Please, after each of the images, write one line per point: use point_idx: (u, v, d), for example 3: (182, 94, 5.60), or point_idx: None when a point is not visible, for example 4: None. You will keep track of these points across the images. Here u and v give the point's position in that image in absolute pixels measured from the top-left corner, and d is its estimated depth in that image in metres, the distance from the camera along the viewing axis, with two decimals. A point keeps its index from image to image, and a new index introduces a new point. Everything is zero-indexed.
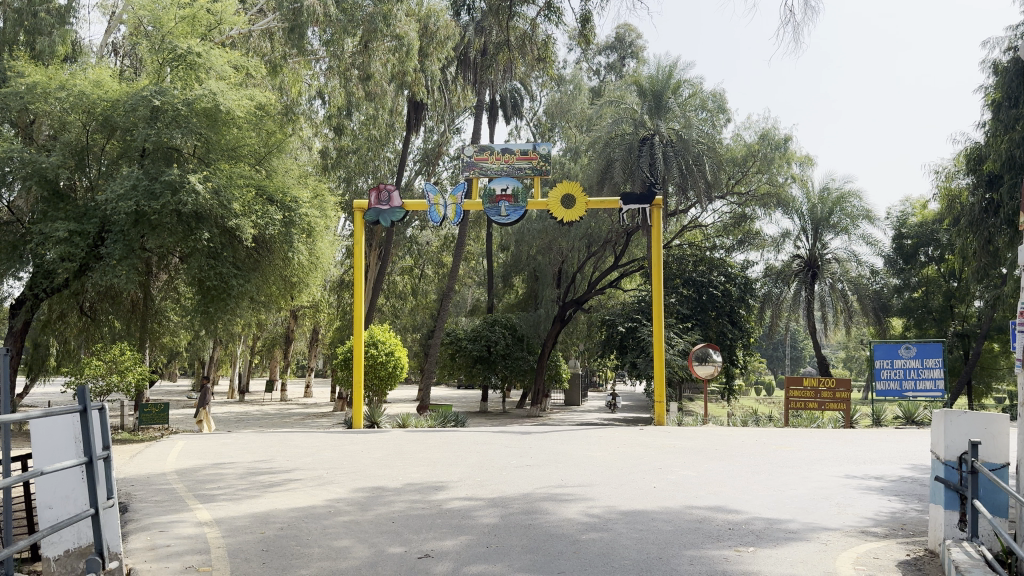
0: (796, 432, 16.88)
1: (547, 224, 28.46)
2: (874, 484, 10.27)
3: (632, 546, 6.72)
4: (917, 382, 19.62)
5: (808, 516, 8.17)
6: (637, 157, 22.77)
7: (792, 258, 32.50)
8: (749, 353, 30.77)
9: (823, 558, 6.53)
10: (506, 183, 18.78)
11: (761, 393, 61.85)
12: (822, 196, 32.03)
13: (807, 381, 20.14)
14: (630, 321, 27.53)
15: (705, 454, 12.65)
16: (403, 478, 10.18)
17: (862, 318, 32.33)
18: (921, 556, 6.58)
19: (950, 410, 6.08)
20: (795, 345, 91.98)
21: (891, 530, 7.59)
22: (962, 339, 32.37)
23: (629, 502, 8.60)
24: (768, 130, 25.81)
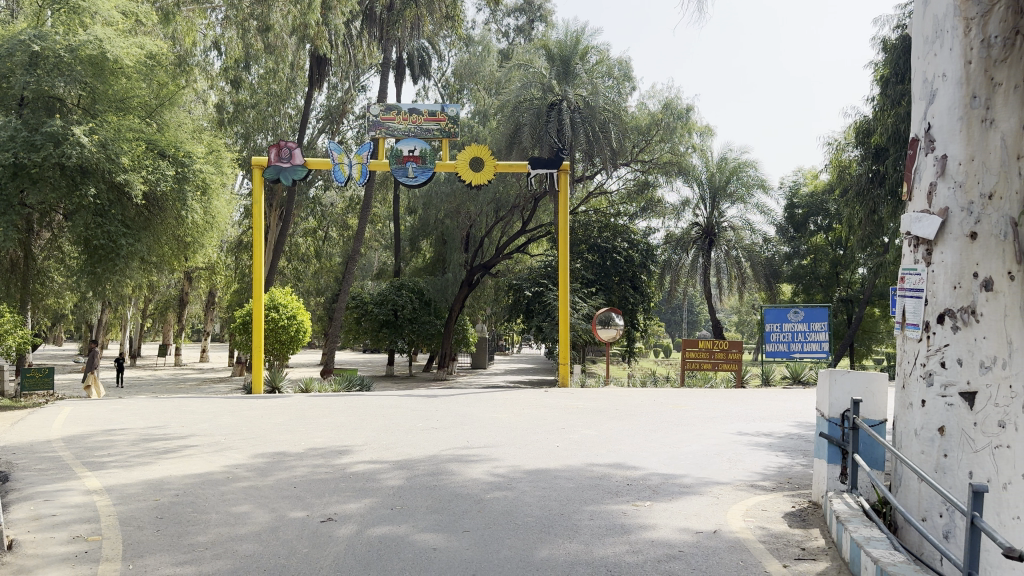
0: (692, 393, 17.51)
1: (455, 187, 28.08)
2: (763, 440, 10.79)
3: (534, 503, 6.84)
4: (804, 344, 20.62)
5: (701, 471, 8.52)
6: (545, 122, 22.87)
7: (691, 225, 33.43)
8: (650, 317, 31.48)
9: (716, 511, 6.83)
10: (413, 144, 18.38)
11: (659, 355, 64.05)
12: (720, 165, 32.92)
13: (702, 342, 20.91)
14: (536, 285, 27.75)
15: (606, 415, 12.97)
16: (305, 443, 10.01)
17: (754, 284, 33.67)
18: (806, 507, 6.97)
19: (835, 369, 6.39)
20: (692, 309, 95.37)
21: (777, 483, 7.99)
22: (846, 304, 34.06)
23: (532, 461, 8.75)
24: (671, 100, 26.35)
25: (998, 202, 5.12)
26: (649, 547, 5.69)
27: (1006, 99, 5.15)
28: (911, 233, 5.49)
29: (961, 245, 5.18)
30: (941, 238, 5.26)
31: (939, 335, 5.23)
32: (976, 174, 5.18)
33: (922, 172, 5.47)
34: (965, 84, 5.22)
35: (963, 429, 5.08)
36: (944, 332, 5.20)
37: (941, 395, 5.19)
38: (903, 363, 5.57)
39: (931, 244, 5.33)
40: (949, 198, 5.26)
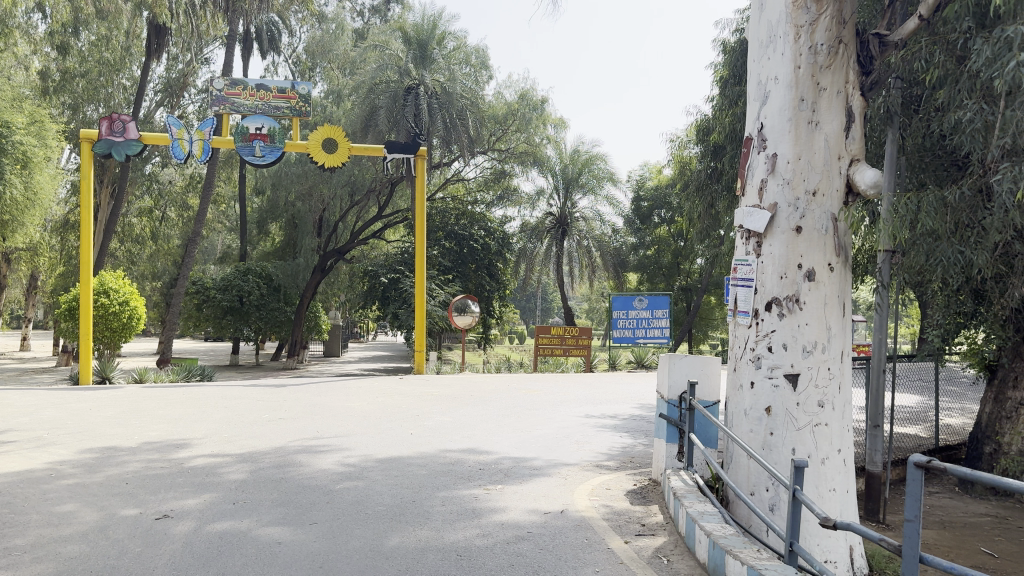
0: (543, 378, 17.92)
1: (307, 168, 27.05)
2: (608, 422, 11.22)
3: (385, 492, 6.76)
4: (647, 330, 21.59)
5: (551, 453, 8.74)
6: (402, 106, 22.65)
7: (545, 215, 34.04)
8: (505, 304, 31.79)
9: (564, 491, 7.02)
10: (260, 121, 17.45)
11: (514, 341, 65.06)
12: (573, 157, 33.72)
13: (554, 329, 21.40)
14: (392, 272, 27.37)
15: (459, 401, 13.02)
16: (140, 437, 9.39)
17: (603, 273, 34.85)
18: (646, 485, 7.30)
19: (674, 353, 6.72)
20: (545, 297, 97.52)
21: (621, 463, 8.33)
22: (686, 292, 35.93)
23: (384, 450, 8.64)
24: (527, 91, 26.75)
25: (820, 199, 5.59)
26: (498, 530, 5.77)
27: (828, 104, 5.61)
28: (743, 227, 5.83)
29: (788, 238, 5.58)
30: (770, 231, 5.63)
31: (766, 322, 5.61)
32: (802, 172, 5.59)
33: (754, 169, 5.81)
34: (794, 87, 5.61)
35: (788, 409, 5.50)
36: (771, 319, 5.58)
37: (768, 378, 5.57)
38: (735, 348, 5.92)
39: (761, 237, 5.69)
40: (778, 195, 5.63)
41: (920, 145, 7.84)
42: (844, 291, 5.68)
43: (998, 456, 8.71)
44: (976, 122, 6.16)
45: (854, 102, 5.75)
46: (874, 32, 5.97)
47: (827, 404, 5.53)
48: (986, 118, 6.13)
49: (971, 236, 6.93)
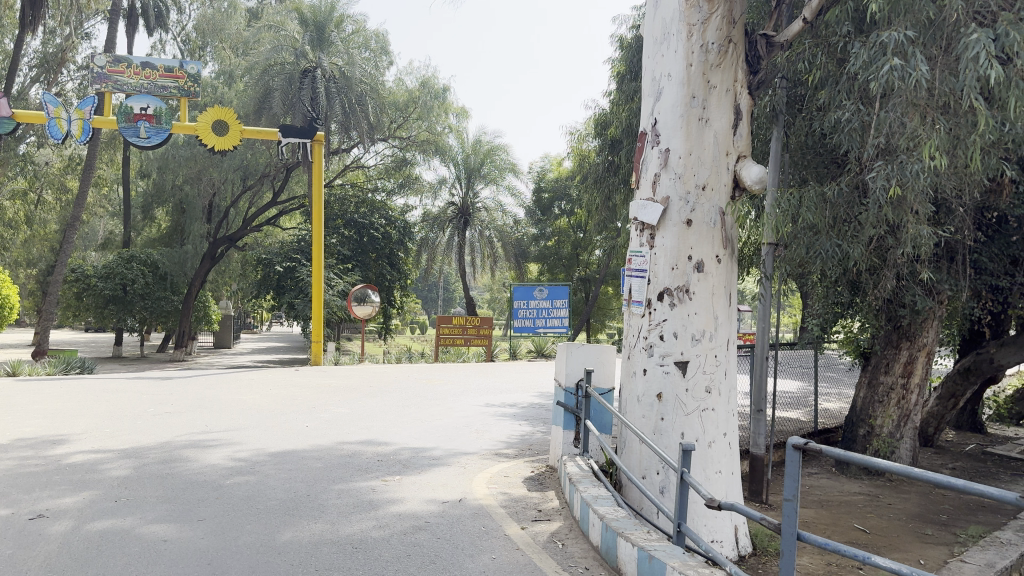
0: (444, 368, 17.87)
1: (196, 150, 25.77)
2: (508, 411, 11.33)
3: (279, 486, 6.61)
4: (547, 320, 21.86)
5: (450, 443, 8.75)
6: (298, 88, 22.08)
7: (447, 204, 33.86)
8: (406, 294, 31.44)
9: (462, 480, 7.04)
10: (145, 102, 16.57)
11: (415, 332, 64.61)
12: (474, 147, 33.67)
13: (455, 319, 21.37)
14: (288, 260, 26.64)
15: (357, 392, 12.84)
16: (11, 434, 8.81)
17: (505, 263, 35.01)
18: (543, 472, 7.41)
19: (572, 342, 6.83)
20: (447, 286, 97.18)
21: (520, 451, 8.43)
22: (584, 283, 36.55)
23: (278, 443, 8.43)
24: (428, 79, 26.60)
25: (709, 193, 5.80)
26: (395, 521, 5.74)
27: (718, 102, 5.81)
28: (637, 219, 5.97)
29: (679, 231, 5.76)
30: (663, 224, 5.80)
31: (658, 312, 5.78)
32: (693, 167, 5.78)
33: (648, 163, 5.97)
34: (686, 84, 5.78)
35: (678, 395, 5.70)
36: (663, 309, 5.76)
37: (660, 365, 5.76)
38: (629, 337, 6.08)
39: (654, 230, 5.85)
40: (670, 188, 5.80)
41: (803, 143, 8.27)
42: (730, 281, 5.93)
43: (872, 438, 9.18)
44: (853, 121, 6.50)
45: (742, 101, 5.98)
46: (761, 33, 6.21)
47: (714, 389, 5.77)
48: (863, 118, 6.48)
49: (848, 230, 7.35)
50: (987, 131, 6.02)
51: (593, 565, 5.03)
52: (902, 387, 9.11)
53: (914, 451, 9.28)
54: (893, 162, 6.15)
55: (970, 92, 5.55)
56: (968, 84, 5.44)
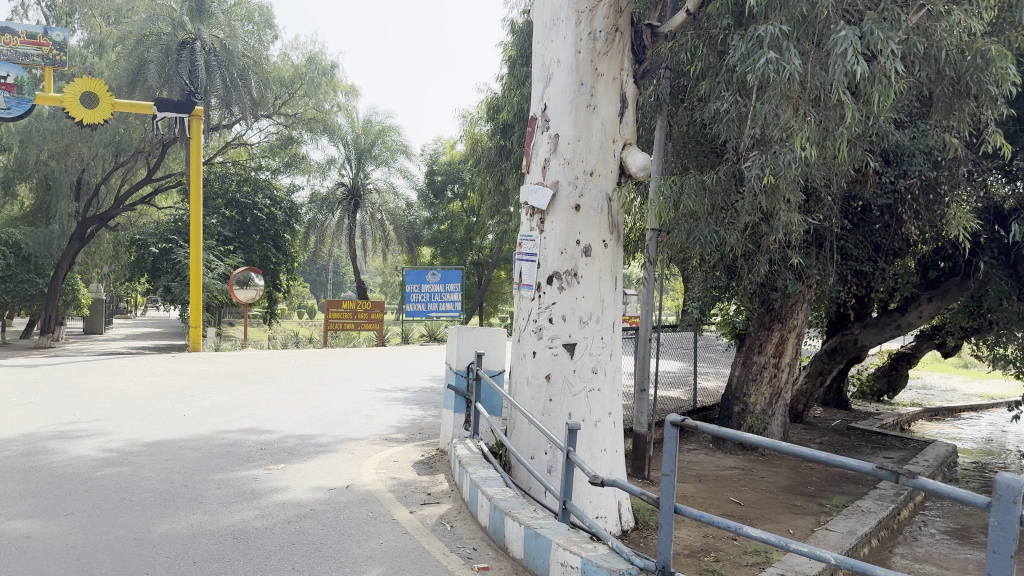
0: (333, 353, 17.55)
1: (62, 123, 24.12)
2: (398, 395, 11.27)
3: (154, 477, 6.32)
4: (440, 304, 21.79)
5: (338, 429, 8.62)
6: (175, 61, 21.02)
7: (336, 185, 33.05)
8: (293, 278, 30.50)
9: (349, 467, 6.95)
10: (6, 71, 15.57)
11: (303, 316, 63.08)
12: (365, 127, 33.03)
13: (345, 303, 20.97)
14: (164, 241, 25.38)
15: (240, 379, 12.43)
16: None
17: (396, 246, 34.57)
18: (433, 455, 7.41)
19: (463, 326, 6.82)
20: (337, 270, 95.11)
21: (409, 436, 8.40)
22: (477, 267, 36.56)
23: (154, 433, 8.07)
24: (315, 55, 26.40)
25: (596, 179, 5.91)
26: (279, 510, 5.61)
27: (605, 90, 5.93)
28: (528, 204, 6.03)
29: (567, 216, 5.86)
30: (552, 209, 5.88)
31: (547, 295, 5.87)
32: (581, 154, 5.88)
33: (538, 148, 6.02)
34: (574, 71, 5.87)
35: (565, 375, 5.81)
36: (552, 292, 5.85)
37: (548, 347, 5.85)
38: (519, 320, 6.15)
39: (544, 214, 5.93)
40: (559, 173, 5.88)
41: (685, 132, 8.55)
42: (616, 265, 6.09)
43: (746, 415, 9.64)
44: (731, 112, 6.78)
45: (627, 89, 6.12)
46: (647, 23, 6.36)
47: (600, 370, 5.92)
48: (740, 109, 6.75)
49: (725, 218, 7.68)
50: (853, 124, 6.38)
51: (481, 545, 5.09)
52: (773, 366, 9.60)
53: (784, 426, 9.83)
54: (768, 152, 6.43)
55: (838, 87, 5.85)
56: (837, 78, 5.73)
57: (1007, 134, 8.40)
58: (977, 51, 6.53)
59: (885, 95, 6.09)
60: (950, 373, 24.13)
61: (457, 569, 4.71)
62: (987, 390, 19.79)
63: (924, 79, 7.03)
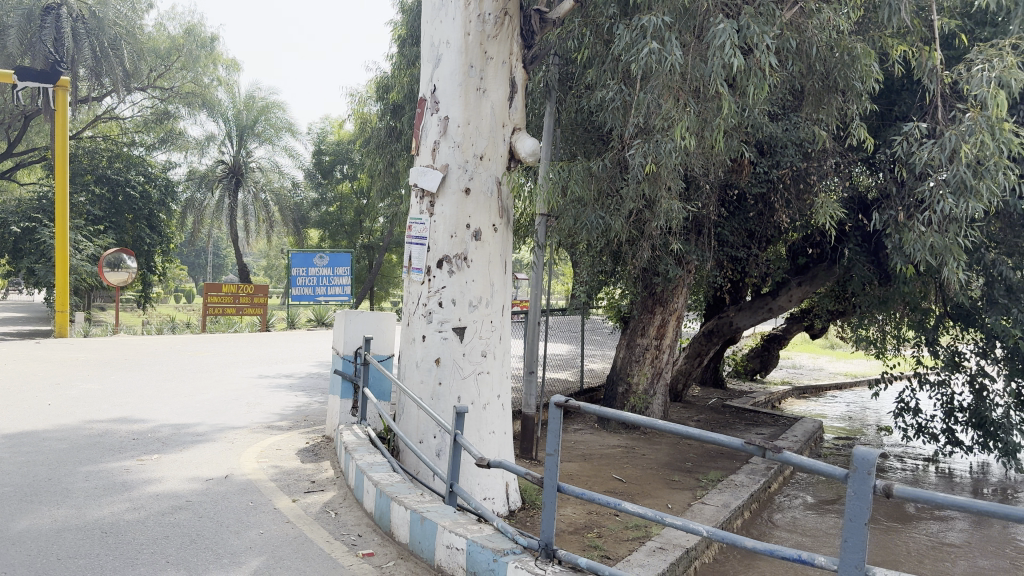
0: (213, 338, 16.89)
1: None
2: (282, 382, 10.98)
3: (13, 471, 5.92)
4: (327, 288, 21.32)
5: (217, 417, 8.32)
6: (38, 27, 19.50)
7: (216, 162, 31.64)
8: (170, 260, 29.05)
9: (229, 456, 6.73)
10: None
11: (181, 300, 60.22)
12: (247, 103, 31.72)
13: (225, 287, 20.23)
14: (25, 220, 23.61)
15: (110, 366, 11.78)
16: None
17: (282, 228, 33.49)
18: (318, 442, 7.27)
19: (350, 310, 6.71)
20: (219, 252, 91.21)
21: (293, 423, 8.21)
22: (367, 251, 35.88)
23: (13, 424, 7.54)
24: (194, 26, 25.69)
25: (486, 163, 5.91)
26: (152, 502, 5.37)
27: (494, 73, 5.93)
28: (417, 186, 5.97)
29: (457, 199, 5.84)
30: (442, 191, 5.85)
31: (437, 279, 5.85)
32: (471, 137, 5.86)
33: (427, 130, 5.97)
34: (464, 53, 5.84)
35: (454, 359, 5.82)
36: (441, 276, 5.84)
37: (438, 330, 5.83)
38: (408, 304, 6.09)
39: (433, 197, 5.89)
40: (449, 156, 5.85)
41: (573, 119, 8.68)
42: (505, 250, 6.12)
43: (629, 395, 9.93)
44: (617, 100, 6.92)
45: (517, 73, 6.14)
46: (536, 8, 6.37)
47: (489, 353, 5.96)
48: (625, 97, 6.90)
49: (611, 204, 7.86)
50: (730, 115, 6.64)
51: (366, 531, 5.05)
52: (655, 347, 9.92)
53: (665, 405, 10.20)
54: (650, 140, 6.61)
55: (717, 79, 6.06)
56: (715, 71, 5.92)
57: (870, 128, 8.90)
58: (844, 49, 6.90)
59: (760, 88, 6.35)
60: (817, 353, 25.66)
61: (341, 556, 4.64)
62: (850, 369, 21.20)
63: (795, 74, 7.39)
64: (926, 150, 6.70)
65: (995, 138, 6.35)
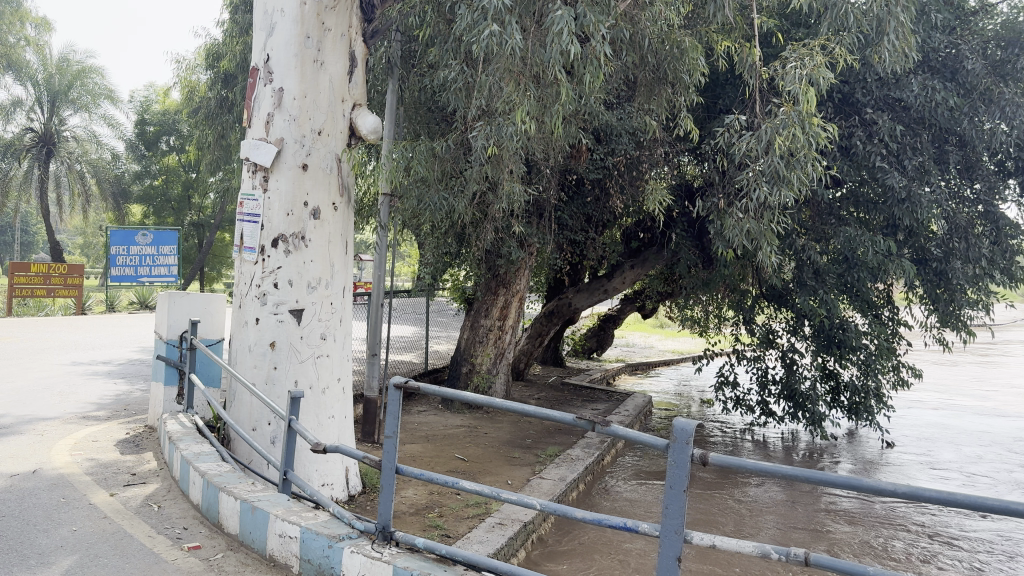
0: (17, 322, 15.42)
1: None
2: (100, 368, 10.22)
3: None
4: (152, 269, 20.04)
5: (24, 408, 7.62)
6: None
7: (24, 130, 28.71)
8: None
9: (38, 450, 6.18)
10: None
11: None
12: (60, 66, 29.01)
13: (34, 266, 18.53)
14: None
15: None
16: None
17: (100, 203, 30.98)
18: (140, 433, 6.81)
19: (174, 291, 6.31)
20: (27, 230, 83.09)
21: (113, 412, 7.66)
22: (197, 229, 33.90)
23: None
24: None
25: (324, 138, 5.71)
26: None
27: (332, 46, 5.73)
28: (249, 160, 5.68)
29: (294, 175, 5.61)
30: (276, 166, 5.59)
31: (272, 258, 5.60)
32: (307, 110, 5.64)
33: (260, 101, 5.68)
34: (299, 23, 5.60)
35: (291, 343, 5.61)
36: (277, 256, 5.59)
37: (273, 313, 5.59)
38: (240, 285, 5.80)
39: (267, 172, 5.62)
40: (284, 129, 5.60)
41: (415, 97, 8.59)
42: (345, 230, 5.96)
43: (472, 374, 10.01)
44: (458, 80, 6.91)
45: (356, 48, 5.98)
46: None
47: (329, 336, 5.79)
48: (466, 78, 6.89)
49: (454, 185, 7.84)
50: (567, 101, 6.79)
51: (192, 523, 4.79)
52: (498, 328, 10.06)
53: (507, 384, 10.37)
54: (492, 123, 6.68)
55: (556, 65, 6.15)
56: (554, 56, 6.02)
57: (698, 119, 9.42)
58: (674, 42, 7.24)
59: (596, 76, 6.52)
60: (648, 332, 27.04)
61: (164, 552, 4.36)
62: (678, 347, 22.47)
63: (629, 64, 7.66)
64: (745, 141, 7.15)
65: (805, 131, 6.84)
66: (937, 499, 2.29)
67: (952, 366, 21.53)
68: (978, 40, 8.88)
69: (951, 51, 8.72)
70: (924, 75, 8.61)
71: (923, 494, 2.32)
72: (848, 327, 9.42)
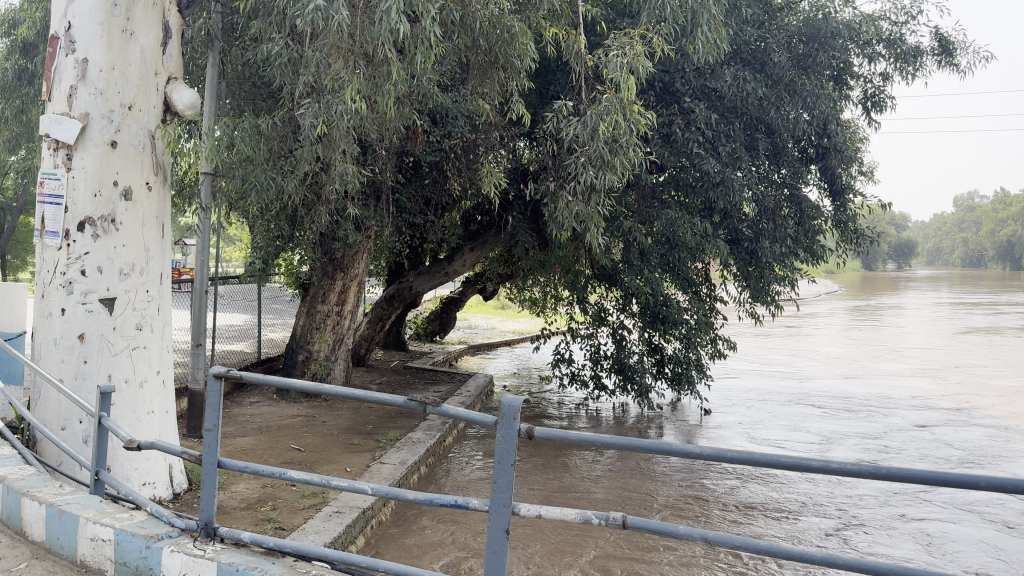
0: None
1: None
2: None
3: None
4: None
5: None
6: None
7: None
8: None
9: None
10: None
11: None
12: None
13: None
14: None
15: None
16: None
17: None
18: None
19: None
20: None
21: None
22: None
23: None
24: None
25: (135, 114, 5.33)
26: None
27: (143, 14, 5.34)
28: (49, 136, 5.21)
29: (101, 152, 5.22)
30: (80, 143, 5.17)
31: (78, 243, 5.20)
32: (116, 84, 5.25)
33: (61, 73, 5.23)
34: None
35: (103, 334, 5.24)
36: (83, 241, 5.20)
37: (80, 302, 5.19)
38: (43, 273, 5.35)
39: (70, 149, 5.19)
40: (89, 104, 5.19)
41: (239, 73, 8.24)
42: (162, 212, 5.62)
43: (309, 362, 9.77)
44: (284, 56, 6.67)
45: (171, 17, 5.59)
46: None
47: (145, 326, 5.45)
48: (292, 54, 6.66)
49: (284, 165, 7.59)
50: (398, 82, 6.71)
51: None
52: (336, 314, 9.85)
53: (346, 370, 10.20)
54: (321, 102, 6.51)
55: (385, 43, 6.04)
56: (383, 35, 5.92)
57: (530, 104, 9.62)
58: (504, 26, 7.33)
59: (426, 58, 6.50)
60: (489, 314, 27.42)
61: None
62: (517, 327, 22.96)
63: (461, 47, 7.69)
64: (572, 125, 7.37)
65: (627, 118, 7.16)
66: (737, 458, 2.47)
67: (763, 337, 23.37)
68: (783, 35, 9.59)
69: (759, 45, 9.39)
70: (736, 66, 9.22)
71: (725, 455, 2.49)
72: (670, 303, 10.00)
